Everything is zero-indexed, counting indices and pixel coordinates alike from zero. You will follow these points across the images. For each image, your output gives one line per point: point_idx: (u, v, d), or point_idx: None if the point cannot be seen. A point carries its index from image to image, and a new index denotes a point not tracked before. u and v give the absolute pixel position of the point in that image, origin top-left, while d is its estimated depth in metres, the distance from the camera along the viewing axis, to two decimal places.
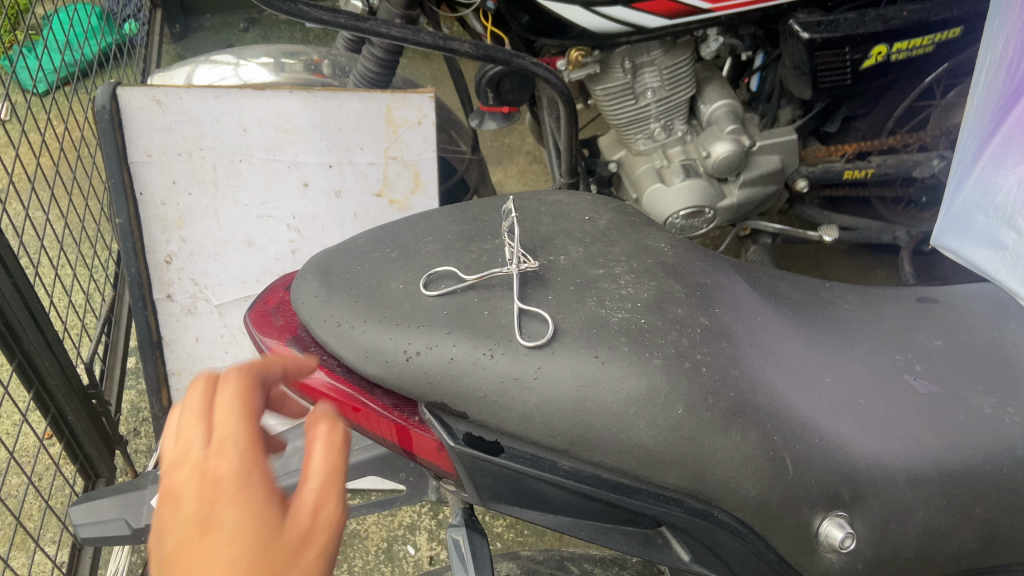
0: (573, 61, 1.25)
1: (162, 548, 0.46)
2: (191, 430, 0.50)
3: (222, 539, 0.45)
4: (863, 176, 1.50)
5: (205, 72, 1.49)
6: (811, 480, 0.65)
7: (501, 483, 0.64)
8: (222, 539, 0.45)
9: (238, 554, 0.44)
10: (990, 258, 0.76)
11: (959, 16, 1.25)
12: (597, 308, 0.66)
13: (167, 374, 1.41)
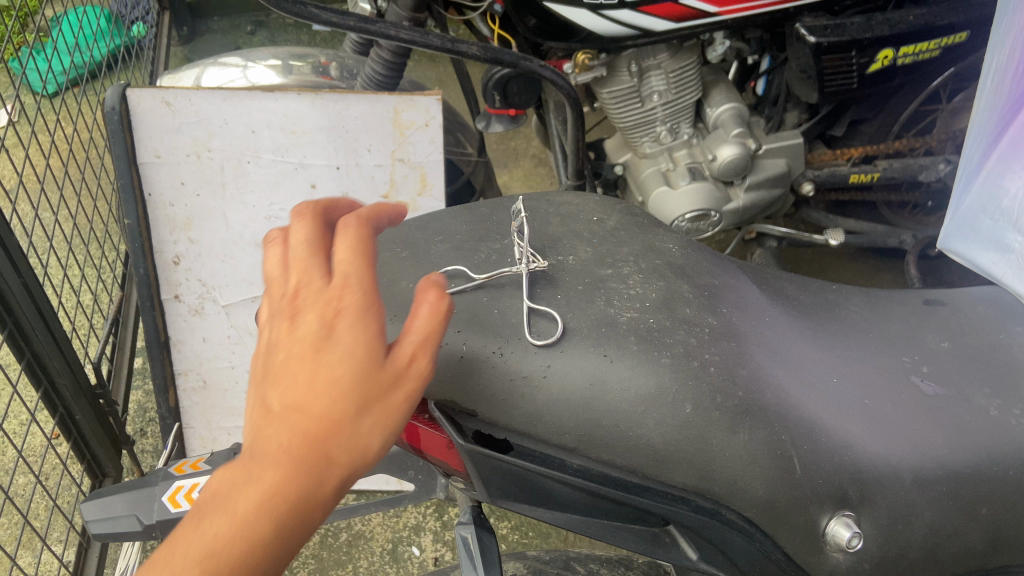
0: (580, 64, 1.26)
1: (279, 358, 0.50)
2: (314, 262, 0.53)
3: (329, 363, 0.49)
4: (869, 180, 1.50)
5: (213, 74, 1.49)
6: (819, 479, 0.65)
7: (509, 481, 0.65)
8: (330, 362, 0.49)
9: (337, 383, 0.49)
10: (998, 261, 0.76)
11: (965, 20, 1.26)
12: (606, 308, 0.66)
13: (175, 374, 1.42)
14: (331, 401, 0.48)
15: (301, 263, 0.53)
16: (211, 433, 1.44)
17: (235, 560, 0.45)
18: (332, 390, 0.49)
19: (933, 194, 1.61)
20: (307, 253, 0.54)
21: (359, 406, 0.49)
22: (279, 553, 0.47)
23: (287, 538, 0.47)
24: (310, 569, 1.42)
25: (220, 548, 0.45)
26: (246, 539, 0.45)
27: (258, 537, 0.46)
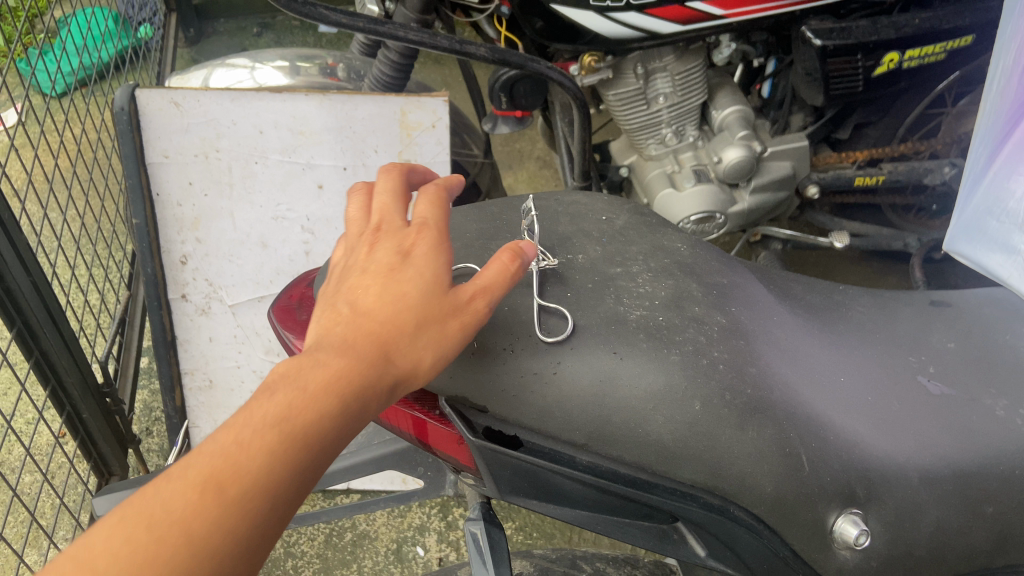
0: (586, 66, 1.26)
1: (357, 275, 0.61)
2: (396, 212, 0.66)
3: (401, 281, 0.59)
4: (874, 184, 1.51)
5: (221, 75, 1.50)
6: (826, 477, 0.65)
7: (519, 476, 0.65)
8: (401, 279, 0.59)
9: (405, 297, 0.59)
10: (1003, 262, 0.76)
11: (970, 24, 1.26)
12: (616, 305, 0.68)
13: (181, 374, 1.43)
14: (398, 311, 0.58)
15: (386, 208, 0.66)
16: None
17: (306, 424, 0.50)
18: (401, 301, 0.58)
19: (938, 198, 1.62)
20: (393, 203, 0.67)
21: (419, 319, 0.58)
22: (335, 436, 0.52)
23: (344, 423, 0.53)
24: (315, 568, 1.42)
25: (293, 412, 0.50)
26: (314, 410, 0.51)
27: (324, 409, 0.52)
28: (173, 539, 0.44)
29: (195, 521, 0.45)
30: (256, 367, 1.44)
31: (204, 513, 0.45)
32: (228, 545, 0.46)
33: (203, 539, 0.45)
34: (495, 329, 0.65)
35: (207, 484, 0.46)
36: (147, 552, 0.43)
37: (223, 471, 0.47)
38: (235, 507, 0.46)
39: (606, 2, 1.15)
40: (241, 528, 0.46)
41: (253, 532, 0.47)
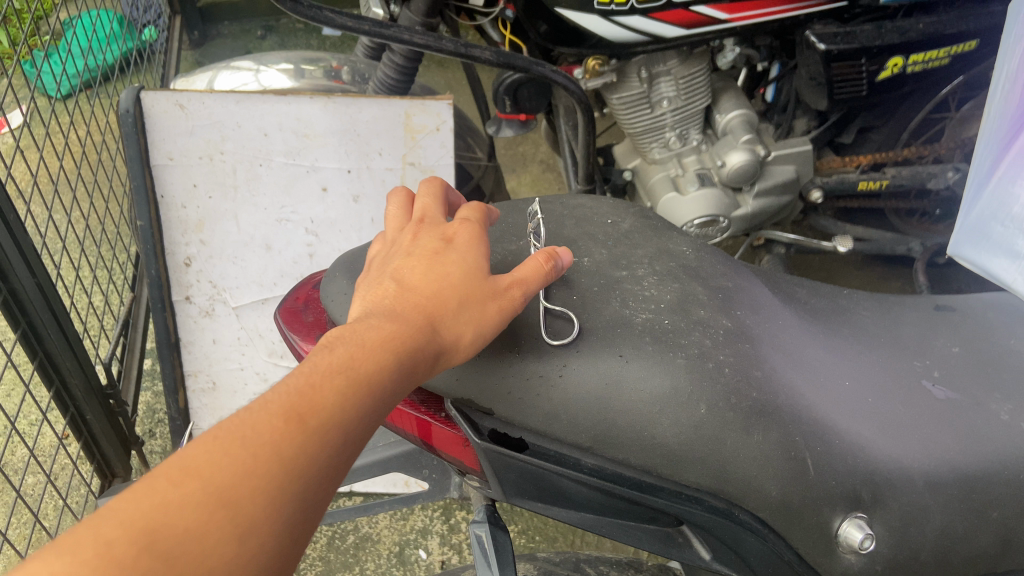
0: (590, 70, 1.26)
1: (403, 258, 0.65)
2: (435, 216, 0.71)
3: (445, 262, 0.63)
4: (878, 188, 1.50)
5: (226, 78, 1.51)
6: (832, 481, 0.65)
7: (524, 479, 0.65)
8: (444, 261, 0.63)
9: (449, 275, 0.62)
10: (1008, 267, 0.76)
11: (975, 29, 1.26)
12: (621, 308, 0.68)
13: (184, 375, 1.42)
14: (443, 288, 0.61)
15: (427, 208, 0.71)
16: None
17: (370, 373, 0.53)
18: (445, 279, 0.62)
19: (942, 202, 1.62)
20: (434, 205, 0.72)
21: (464, 294, 0.61)
22: (392, 390, 0.55)
23: (401, 379, 0.55)
24: (317, 570, 1.42)
25: (359, 361, 0.53)
26: (377, 362, 0.54)
27: (383, 361, 0.54)
28: (265, 456, 0.46)
29: (281, 443, 0.47)
30: (260, 369, 1.44)
31: (289, 438, 0.48)
32: (311, 472, 0.48)
33: (289, 461, 0.47)
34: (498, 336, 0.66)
35: (289, 414, 0.49)
36: (240, 467, 0.45)
37: (302, 405, 0.49)
38: (316, 436, 0.49)
39: (610, 6, 1.15)
40: (321, 457, 0.49)
41: (325, 465, 0.49)
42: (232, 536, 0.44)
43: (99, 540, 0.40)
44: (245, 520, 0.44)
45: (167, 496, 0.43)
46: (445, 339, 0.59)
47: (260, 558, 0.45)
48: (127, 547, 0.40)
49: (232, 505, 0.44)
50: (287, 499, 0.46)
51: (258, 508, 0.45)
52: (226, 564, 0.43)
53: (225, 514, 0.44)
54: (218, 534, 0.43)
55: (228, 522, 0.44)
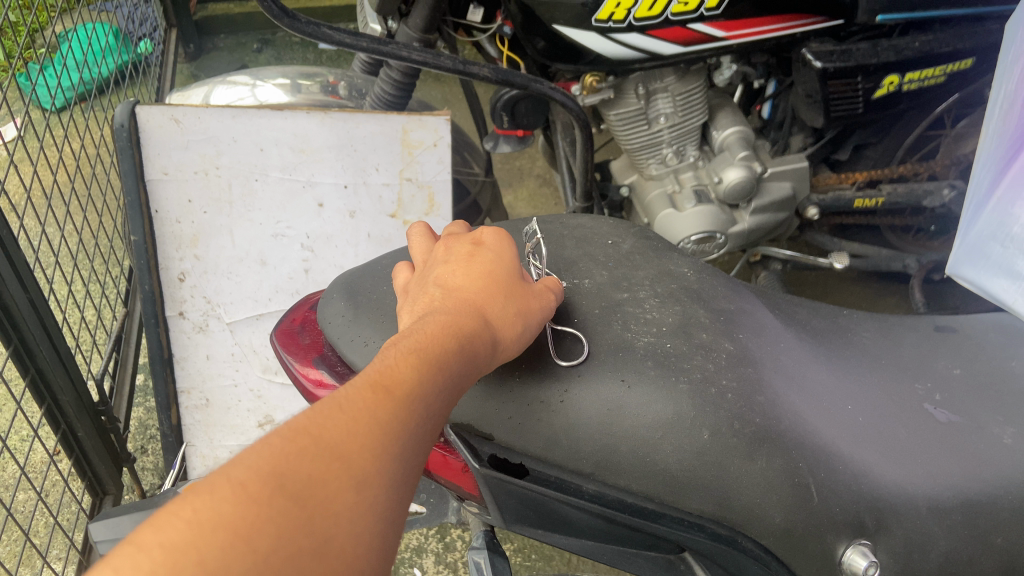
0: (588, 86, 1.26)
1: (445, 259, 0.65)
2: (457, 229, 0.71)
3: (485, 259, 0.64)
4: (874, 205, 1.50)
5: (222, 93, 1.49)
6: (836, 507, 0.65)
7: (524, 506, 0.63)
8: (484, 259, 0.64)
9: (492, 270, 0.63)
10: (1008, 288, 0.74)
11: (971, 47, 1.27)
12: (622, 332, 0.68)
13: (178, 392, 1.40)
14: (491, 282, 0.62)
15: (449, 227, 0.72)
16: (212, 452, 1.41)
17: (441, 352, 0.53)
18: (491, 277, 0.62)
19: (938, 219, 1.62)
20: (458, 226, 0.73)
21: (511, 287, 0.62)
22: (467, 370, 0.55)
23: (473, 359, 0.55)
24: None
25: (431, 341, 0.53)
26: (450, 341, 0.54)
27: (450, 344, 0.54)
28: (366, 418, 0.46)
29: (377, 409, 0.46)
30: (254, 386, 1.41)
31: (382, 405, 0.47)
32: (408, 436, 0.47)
33: (387, 423, 0.46)
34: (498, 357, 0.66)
35: (374, 385, 0.48)
36: (346, 425, 0.45)
37: (386, 378, 0.49)
38: (407, 403, 0.48)
39: (608, 24, 1.15)
40: (413, 423, 0.48)
41: (411, 438, 0.48)
42: (352, 489, 0.43)
43: (232, 485, 0.39)
44: (360, 473, 0.44)
45: (285, 450, 0.42)
46: (506, 326, 0.60)
47: (379, 514, 0.44)
48: (260, 489, 0.40)
49: (347, 458, 0.44)
50: (393, 460, 0.46)
51: (369, 464, 0.44)
52: (351, 514, 0.42)
53: (340, 467, 0.43)
54: (338, 486, 0.42)
55: (345, 475, 0.43)
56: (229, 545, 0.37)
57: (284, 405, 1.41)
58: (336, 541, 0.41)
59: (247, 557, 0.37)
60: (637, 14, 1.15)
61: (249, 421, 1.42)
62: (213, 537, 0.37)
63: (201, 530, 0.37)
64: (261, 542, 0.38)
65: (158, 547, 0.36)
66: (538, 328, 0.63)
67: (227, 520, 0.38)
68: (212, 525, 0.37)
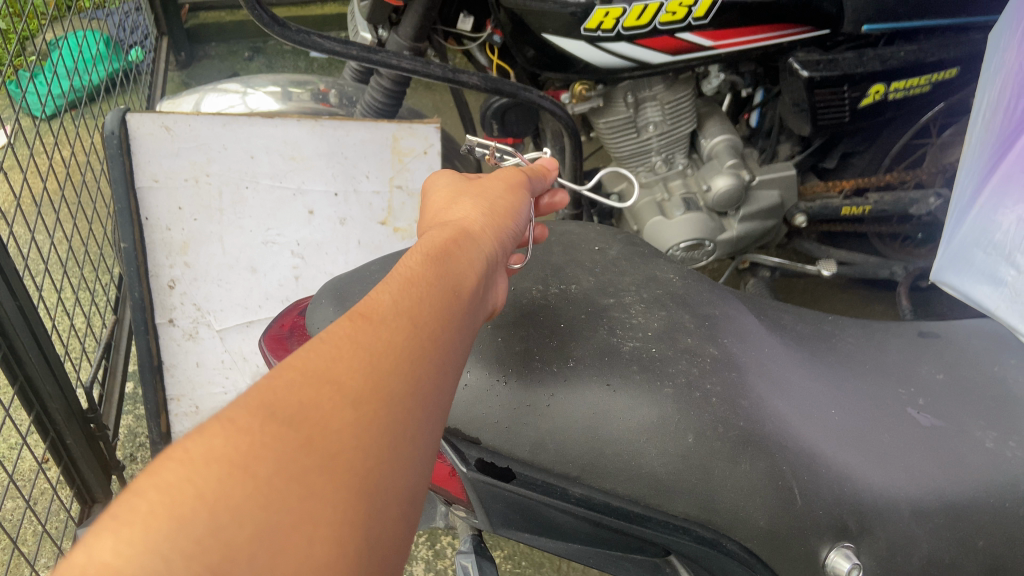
0: (577, 94, 1.27)
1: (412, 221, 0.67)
2: None
3: (438, 195, 0.67)
4: (861, 213, 1.51)
5: (213, 100, 1.50)
6: (819, 510, 0.66)
7: (511, 509, 0.67)
8: (430, 197, 0.68)
9: (447, 196, 0.66)
10: (989, 294, 0.73)
11: (955, 57, 1.28)
12: (608, 337, 0.69)
13: (167, 400, 1.40)
14: (444, 204, 0.65)
15: None
16: None
17: (421, 274, 0.51)
18: (439, 203, 0.65)
19: (924, 227, 1.63)
20: None
21: (460, 194, 0.65)
22: (456, 273, 0.53)
23: (458, 263, 0.54)
24: None
25: (407, 265, 0.52)
26: (422, 255, 0.53)
27: (429, 266, 0.52)
28: (349, 344, 0.43)
29: (359, 334, 0.44)
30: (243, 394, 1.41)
31: (362, 330, 0.45)
32: (401, 353, 0.45)
33: (374, 344, 0.44)
34: (486, 361, 0.66)
35: (351, 316, 0.46)
36: (330, 352, 0.42)
37: (363, 310, 0.46)
38: (387, 325, 0.46)
39: (596, 32, 1.16)
40: (403, 338, 0.45)
41: (403, 356, 0.45)
42: (350, 407, 0.40)
43: (223, 421, 0.36)
44: (354, 393, 0.41)
45: (270, 385, 0.39)
46: (467, 213, 0.61)
47: (383, 431, 0.41)
48: (251, 419, 0.36)
49: (338, 380, 0.41)
50: (387, 377, 0.43)
51: (361, 384, 0.41)
52: (353, 431, 0.39)
53: (332, 390, 0.40)
54: (334, 405, 0.39)
55: (339, 395, 0.40)
56: (227, 475, 0.34)
57: None
58: (341, 459, 0.38)
59: (249, 483, 0.34)
60: (625, 24, 1.15)
61: None
62: (208, 469, 0.33)
63: (194, 464, 0.33)
64: (262, 466, 0.35)
65: (153, 488, 0.32)
66: (517, 208, 0.64)
67: (221, 451, 0.34)
68: (205, 458, 0.34)
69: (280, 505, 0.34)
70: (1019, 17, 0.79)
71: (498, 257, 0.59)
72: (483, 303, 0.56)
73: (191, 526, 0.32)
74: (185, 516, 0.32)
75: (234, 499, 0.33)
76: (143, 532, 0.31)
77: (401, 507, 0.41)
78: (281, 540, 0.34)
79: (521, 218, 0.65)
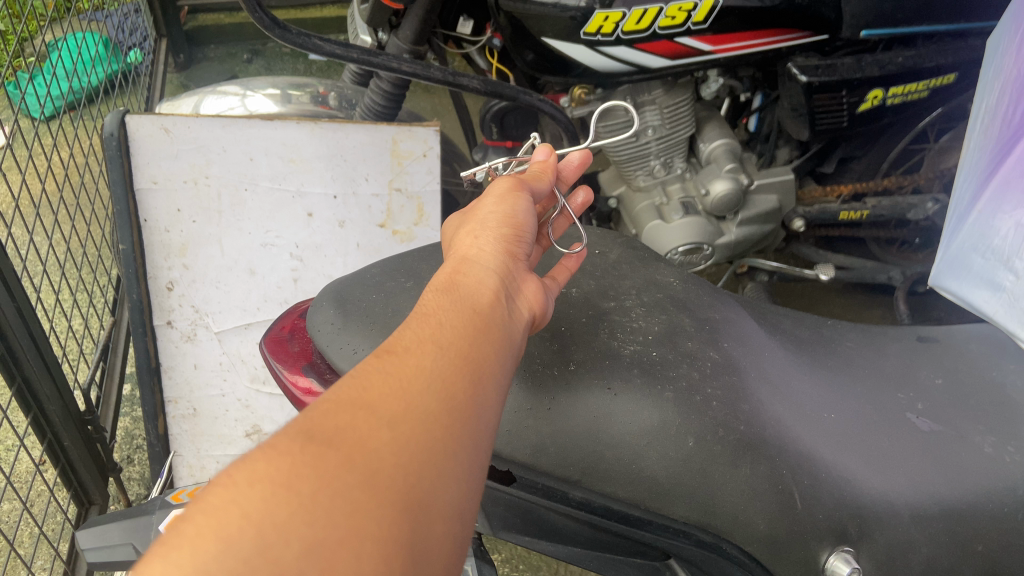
0: (576, 98, 1.30)
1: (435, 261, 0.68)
2: None
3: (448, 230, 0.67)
4: (858, 217, 1.51)
5: (212, 102, 1.50)
6: (819, 514, 0.66)
7: (510, 513, 0.71)
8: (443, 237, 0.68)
9: (455, 226, 0.65)
10: (989, 300, 0.73)
11: (953, 62, 1.29)
12: (609, 340, 0.69)
13: (165, 402, 1.39)
14: (451, 235, 0.65)
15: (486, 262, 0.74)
16: (199, 462, 1.40)
17: (441, 301, 0.52)
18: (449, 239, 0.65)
19: (922, 232, 1.63)
20: None
21: (460, 224, 0.65)
22: (472, 292, 0.53)
23: (471, 284, 0.54)
24: None
25: (424, 298, 0.53)
26: (435, 287, 0.54)
27: (446, 293, 0.53)
28: (379, 372, 0.44)
29: (388, 363, 0.45)
30: (241, 396, 1.41)
31: (390, 360, 0.45)
32: (434, 375, 0.45)
33: (403, 370, 0.44)
34: None
35: (379, 350, 0.47)
36: (361, 381, 0.43)
37: (390, 344, 0.47)
38: (413, 353, 0.46)
39: (596, 36, 1.16)
40: (432, 362, 0.46)
41: (435, 375, 0.45)
42: (387, 427, 0.40)
43: (265, 450, 0.37)
44: (388, 413, 0.41)
45: (307, 414, 0.40)
46: (466, 236, 0.61)
47: (424, 448, 0.41)
48: (290, 446, 0.38)
49: (371, 404, 0.41)
50: (421, 398, 0.43)
51: (395, 404, 0.42)
52: (392, 448, 0.40)
53: (367, 413, 0.41)
54: (370, 427, 0.40)
55: (374, 417, 0.41)
56: (270, 494, 0.35)
57: (272, 415, 1.41)
58: (383, 474, 0.38)
59: (293, 500, 0.35)
60: (625, 28, 1.16)
61: (236, 431, 1.41)
62: (252, 490, 0.35)
63: (237, 487, 0.35)
64: (304, 484, 0.36)
65: (200, 514, 0.34)
66: (513, 209, 0.63)
67: (264, 476, 0.36)
68: (249, 480, 0.35)
69: (326, 521, 0.35)
70: (1017, 22, 0.80)
71: (510, 265, 0.59)
72: (513, 313, 0.55)
73: (237, 547, 0.33)
74: (231, 538, 0.33)
75: (278, 516, 0.34)
76: (192, 553, 0.33)
77: (449, 523, 0.41)
78: (329, 554, 0.35)
79: (521, 221, 0.62)
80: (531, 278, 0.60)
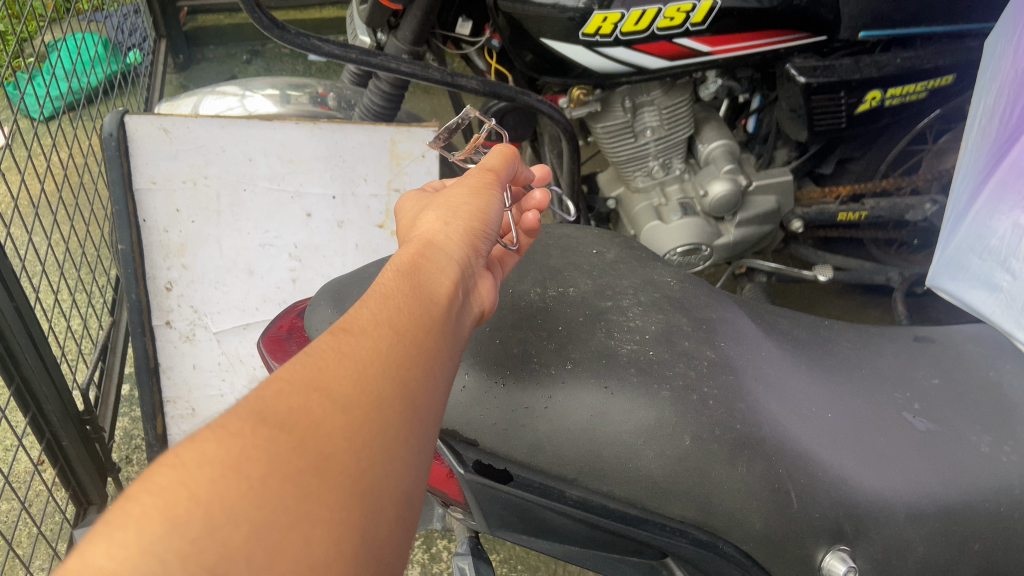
0: (575, 99, 1.29)
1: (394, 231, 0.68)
2: None
3: (415, 207, 0.67)
4: (857, 219, 1.52)
5: (212, 103, 1.50)
6: (816, 513, 0.66)
7: (509, 511, 0.65)
8: (405, 212, 0.68)
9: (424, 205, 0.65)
10: (985, 300, 0.74)
11: (951, 63, 1.29)
12: (606, 339, 0.69)
13: (164, 402, 1.39)
14: (418, 213, 0.65)
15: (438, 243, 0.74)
16: None
17: (404, 284, 0.52)
18: (411, 221, 0.65)
19: (920, 233, 1.63)
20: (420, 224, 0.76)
21: (429, 205, 0.64)
22: (434, 281, 0.53)
23: (433, 272, 0.54)
24: None
25: (384, 279, 0.52)
26: (397, 269, 0.53)
27: (410, 276, 0.53)
28: (334, 354, 0.44)
29: (343, 344, 0.45)
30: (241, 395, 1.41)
31: (345, 341, 0.45)
32: (388, 360, 0.45)
33: (357, 352, 0.44)
34: (487, 364, 0.67)
35: (333, 329, 0.46)
36: (315, 363, 0.43)
37: (345, 325, 0.47)
38: (369, 335, 0.46)
39: (595, 37, 1.16)
40: (387, 346, 0.46)
41: (389, 361, 0.45)
42: (340, 411, 0.41)
43: (216, 429, 0.37)
44: (342, 397, 0.41)
45: (259, 395, 0.40)
46: (432, 221, 0.60)
47: (376, 434, 0.41)
48: (241, 427, 0.37)
49: (325, 387, 0.41)
50: (376, 382, 0.43)
51: (350, 389, 0.42)
52: (344, 432, 0.40)
53: (321, 397, 0.41)
54: (324, 411, 0.40)
55: (327, 402, 0.41)
56: (220, 476, 0.35)
57: None
58: (336, 458, 0.39)
59: (243, 483, 0.35)
60: (624, 29, 1.16)
61: None
62: (202, 472, 0.35)
63: (188, 468, 0.35)
64: (254, 466, 0.36)
65: (147, 493, 0.33)
66: (486, 204, 0.63)
67: (215, 456, 0.35)
68: (198, 462, 0.35)
69: (276, 505, 0.35)
70: (1014, 24, 0.80)
71: (471, 260, 0.59)
72: (466, 309, 0.56)
73: (187, 526, 0.33)
74: (179, 519, 0.33)
75: (229, 499, 0.34)
76: (137, 534, 0.32)
77: (400, 508, 0.41)
78: (278, 538, 0.35)
79: (489, 218, 0.63)
80: (486, 277, 0.61)
